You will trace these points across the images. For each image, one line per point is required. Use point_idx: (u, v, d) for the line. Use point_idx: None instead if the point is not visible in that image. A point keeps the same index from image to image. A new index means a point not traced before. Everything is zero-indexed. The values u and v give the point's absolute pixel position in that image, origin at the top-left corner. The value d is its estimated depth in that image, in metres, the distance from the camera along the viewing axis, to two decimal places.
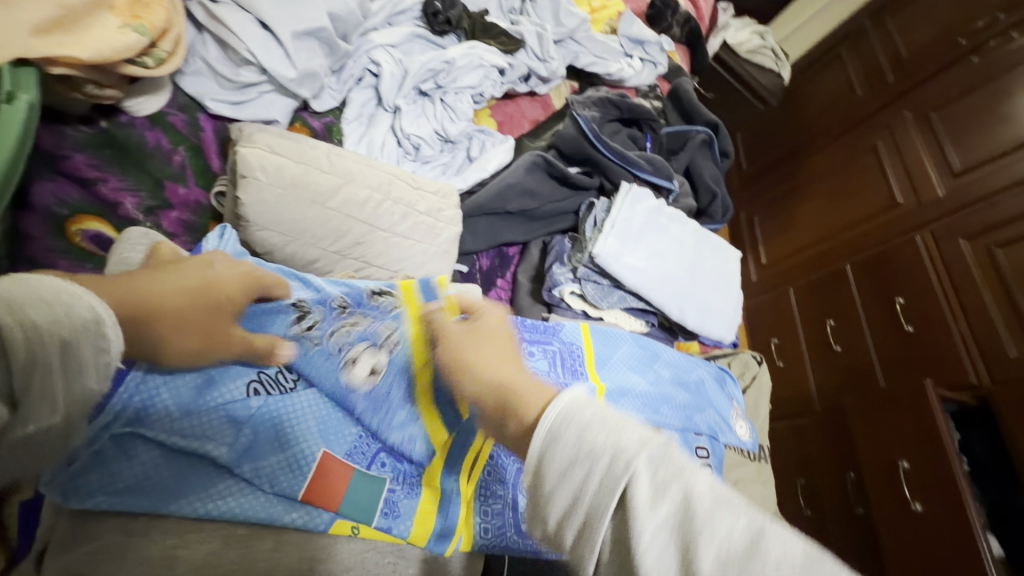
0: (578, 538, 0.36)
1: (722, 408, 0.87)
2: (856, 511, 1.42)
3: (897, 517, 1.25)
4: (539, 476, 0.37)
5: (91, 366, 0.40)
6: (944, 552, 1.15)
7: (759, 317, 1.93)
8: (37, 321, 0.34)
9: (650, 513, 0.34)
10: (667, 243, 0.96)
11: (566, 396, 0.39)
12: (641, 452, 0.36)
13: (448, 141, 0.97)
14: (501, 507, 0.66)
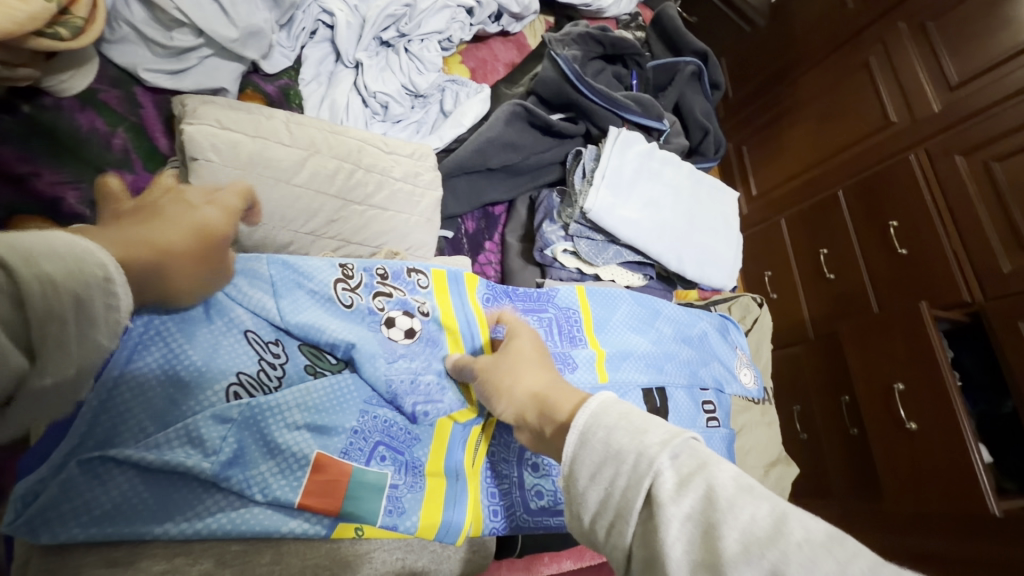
0: (611, 531, 0.41)
1: (726, 359, 0.87)
2: (849, 432, 1.47)
3: (890, 435, 1.29)
4: (573, 479, 0.43)
5: (109, 322, 0.39)
6: (936, 465, 1.20)
7: (750, 250, 1.92)
8: (52, 274, 0.35)
9: (675, 502, 0.38)
10: (661, 190, 0.91)
11: (592, 405, 0.45)
12: (663, 450, 0.41)
13: (419, 96, 0.90)
14: (508, 488, 0.70)
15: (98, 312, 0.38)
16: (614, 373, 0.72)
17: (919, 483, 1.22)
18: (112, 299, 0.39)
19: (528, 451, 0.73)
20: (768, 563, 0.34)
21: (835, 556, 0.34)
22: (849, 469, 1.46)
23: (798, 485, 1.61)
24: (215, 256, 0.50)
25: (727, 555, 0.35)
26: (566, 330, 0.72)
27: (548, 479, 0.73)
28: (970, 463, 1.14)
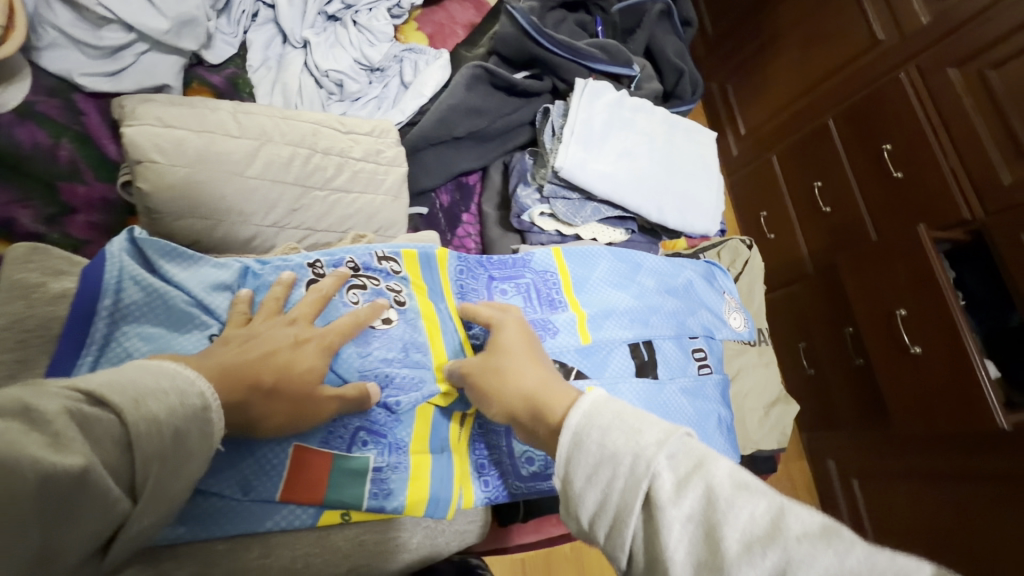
0: (610, 532, 0.40)
1: (715, 305, 0.86)
2: (854, 363, 1.49)
3: (895, 360, 1.29)
4: (573, 483, 0.43)
5: (191, 462, 0.41)
6: (942, 386, 1.20)
7: (743, 191, 1.88)
8: (157, 413, 0.38)
9: (677, 505, 0.37)
10: (635, 139, 0.89)
11: (587, 407, 0.45)
12: (660, 451, 0.40)
13: (375, 70, 0.87)
14: (499, 459, 0.71)
15: (186, 449, 0.40)
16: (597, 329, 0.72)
17: (926, 405, 1.23)
18: (201, 438, 0.41)
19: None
20: (771, 563, 0.34)
21: (833, 549, 0.34)
22: (859, 396, 1.49)
23: (809, 418, 1.65)
24: (312, 399, 0.52)
25: (730, 555, 0.35)
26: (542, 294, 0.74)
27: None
28: (977, 379, 1.14)
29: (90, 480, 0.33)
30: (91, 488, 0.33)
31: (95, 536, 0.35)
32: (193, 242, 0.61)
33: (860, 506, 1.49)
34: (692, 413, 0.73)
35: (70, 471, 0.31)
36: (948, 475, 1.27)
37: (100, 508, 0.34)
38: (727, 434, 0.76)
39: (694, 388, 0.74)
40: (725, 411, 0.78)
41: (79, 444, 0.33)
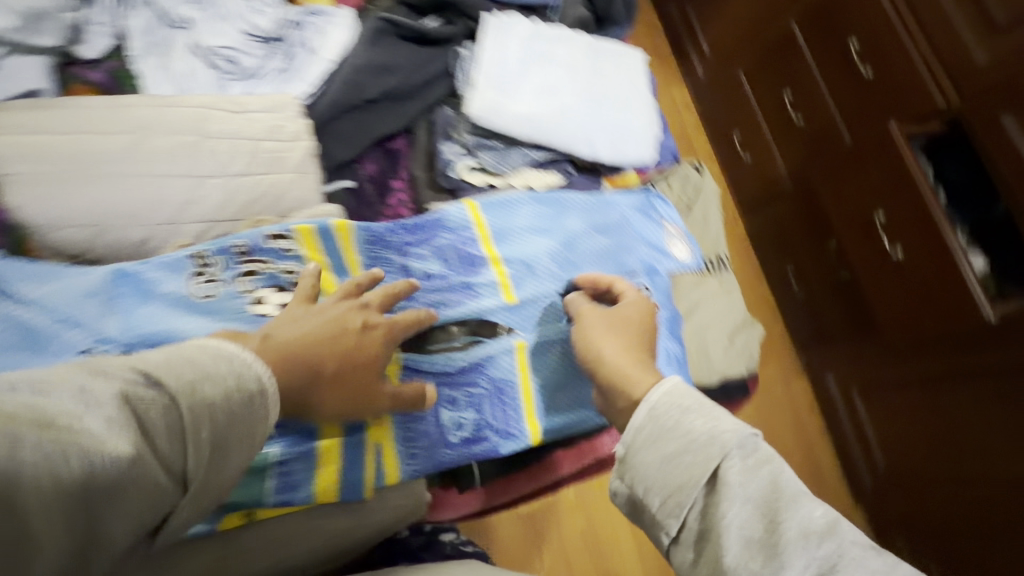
0: (669, 500, 0.50)
1: (657, 236, 0.86)
2: (840, 276, 1.46)
3: (877, 265, 1.30)
4: (642, 447, 0.53)
5: (240, 441, 0.45)
6: (925, 286, 1.19)
7: (715, 114, 1.81)
8: (209, 397, 0.42)
9: (740, 486, 0.48)
10: (555, 75, 0.92)
11: (662, 388, 0.56)
12: (733, 438, 0.51)
13: (269, 40, 0.86)
14: (427, 434, 0.70)
15: (234, 428, 0.44)
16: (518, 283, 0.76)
17: (914, 310, 1.23)
18: (252, 420, 0.46)
19: (443, 390, 0.72)
20: (823, 554, 0.45)
21: (883, 559, 0.45)
22: (845, 309, 1.47)
23: (806, 337, 1.64)
24: (367, 378, 0.60)
25: (786, 537, 0.45)
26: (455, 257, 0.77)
27: (467, 411, 0.72)
28: (957, 272, 1.12)
29: (146, 460, 0.37)
30: (144, 468, 0.37)
31: (155, 511, 0.39)
32: (80, 252, 0.66)
33: (862, 415, 1.49)
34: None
35: (129, 451, 0.35)
36: (943, 374, 1.26)
37: (159, 483, 0.38)
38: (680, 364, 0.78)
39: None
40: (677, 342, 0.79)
41: (139, 427, 0.37)
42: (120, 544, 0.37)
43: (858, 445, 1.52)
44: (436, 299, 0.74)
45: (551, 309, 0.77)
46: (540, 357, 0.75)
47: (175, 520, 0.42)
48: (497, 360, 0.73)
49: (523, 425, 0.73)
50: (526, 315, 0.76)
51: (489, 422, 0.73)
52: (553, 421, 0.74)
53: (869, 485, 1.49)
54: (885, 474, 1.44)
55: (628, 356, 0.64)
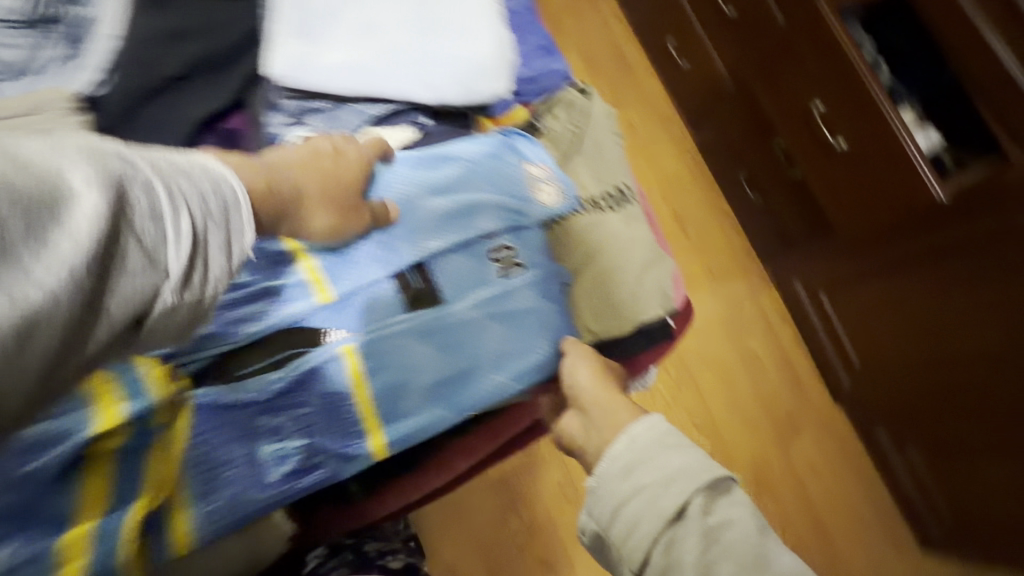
0: (635, 532, 0.56)
1: (512, 179, 0.75)
2: (792, 177, 1.37)
3: (821, 159, 1.21)
4: (614, 479, 0.59)
5: (214, 251, 0.47)
6: (871, 175, 1.11)
7: (646, 21, 1.65)
8: (181, 188, 0.45)
9: (703, 525, 0.54)
10: (377, 12, 0.83)
11: (647, 424, 0.62)
12: (704, 483, 0.56)
13: (34, 26, 0.74)
14: (236, 474, 0.58)
15: (208, 233, 0.46)
16: (337, 279, 0.65)
17: (867, 202, 1.15)
18: (224, 229, 0.48)
19: (260, 417, 0.60)
20: None
21: None
22: (801, 211, 1.40)
23: (767, 246, 1.56)
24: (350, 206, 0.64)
25: None
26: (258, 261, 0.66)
27: (294, 437, 0.61)
28: (904, 155, 1.04)
29: (124, 234, 0.39)
30: (120, 244, 0.39)
31: (144, 296, 0.41)
32: None
33: (831, 317, 1.43)
34: (492, 326, 0.67)
35: (107, 217, 0.38)
36: (902, 263, 1.20)
37: (138, 264, 0.40)
38: (550, 329, 0.70)
39: (489, 297, 0.68)
40: (545, 303, 0.70)
41: (120, 202, 0.40)
42: (112, 322, 0.39)
43: (832, 348, 1.46)
44: (235, 318, 0.63)
45: (382, 300, 0.66)
46: (375, 361, 0.63)
47: (165, 324, 0.44)
48: (324, 374, 0.62)
49: (363, 440, 0.63)
50: (349, 314, 0.64)
51: (320, 445, 0.62)
52: (402, 430, 0.64)
53: (847, 386, 1.45)
54: (860, 372, 1.39)
55: (611, 402, 0.67)
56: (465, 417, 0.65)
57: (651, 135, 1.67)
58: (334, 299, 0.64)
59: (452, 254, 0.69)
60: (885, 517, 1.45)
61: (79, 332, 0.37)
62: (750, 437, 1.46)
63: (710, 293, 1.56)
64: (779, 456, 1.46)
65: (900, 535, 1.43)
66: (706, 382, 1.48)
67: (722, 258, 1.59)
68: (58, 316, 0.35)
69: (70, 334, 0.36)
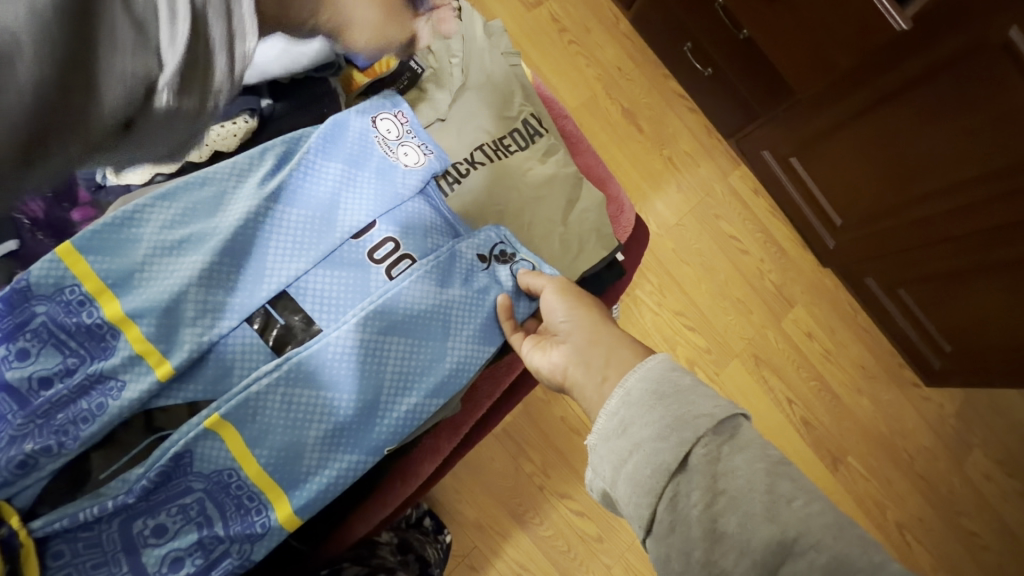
0: (636, 488, 0.44)
1: (372, 165, 0.64)
2: (739, 38, 1.23)
3: (769, 12, 1.06)
4: (608, 435, 0.48)
5: (215, 44, 0.32)
6: (824, 18, 0.98)
7: None
8: None
9: (708, 476, 0.42)
10: None
11: (644, 368, 0.50)
12: (710, 425, 0.44)
13: None
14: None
15: (210, 13, 0.31)
16: (174, 345, 0.53)
17: (821, 50, 1.02)
18: (225, 18, 0.32)
19: (134, 522, 0.51)
20: (794, 553, 0.38)
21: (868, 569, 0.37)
22: (753, 77, 1.27)
23: (726, 120, 1.43)
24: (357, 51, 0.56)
25: (760, 547, 0.39)
26: (75, 340, 0.52)
27: (184, 533, 0.52)
28: None
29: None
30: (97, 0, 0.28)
31: (128, 85, 0.29)
32: None
33: (803, 180, 1.34)
34: (390, 343, 0.58)
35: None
36: (868, 108, 1.09)
37: (123, 33, 0.29)
38: (462, 326, 0.61)
39: (376, 309, 0.57)
40: (449, 298, 0.60)
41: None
42: (103, 113, 0.29)
43: (810, 211, 1.39)
44: (64, 423, 0.50)
45: (239, 351, 0.56)
46: (252, 422, 0.53)
47: (164, 133, 0.33)
48: (197, 452, 0.52)
49: (266, 514, 0.53)
50: (209, 380, 0.55)
51: (217, 534, 0.53)
52: (312, 491, 0.55)
53: (832, 246, 1.40)
54: (844, 230, 1.34)
55: (596, 342, 0.56)
56: (378, 451, 0.57)
57: (582, 23, 1.47)
58: (177, 370, 0.53)
59: (318, 271, 0.59)
60: (887, 363, 1.46)
61: (56, 111, 0.27)
62: (743, 321, 1.42)
63: (676, 185, 1.45)
64: (777, 332, 1.43)
65: (903, 376, 1.46)
66: (686, 277, 1.42)
67: (683, 143, 1.47)
68: (25, 77, 0.25)
69: (40, 108, 0.26)
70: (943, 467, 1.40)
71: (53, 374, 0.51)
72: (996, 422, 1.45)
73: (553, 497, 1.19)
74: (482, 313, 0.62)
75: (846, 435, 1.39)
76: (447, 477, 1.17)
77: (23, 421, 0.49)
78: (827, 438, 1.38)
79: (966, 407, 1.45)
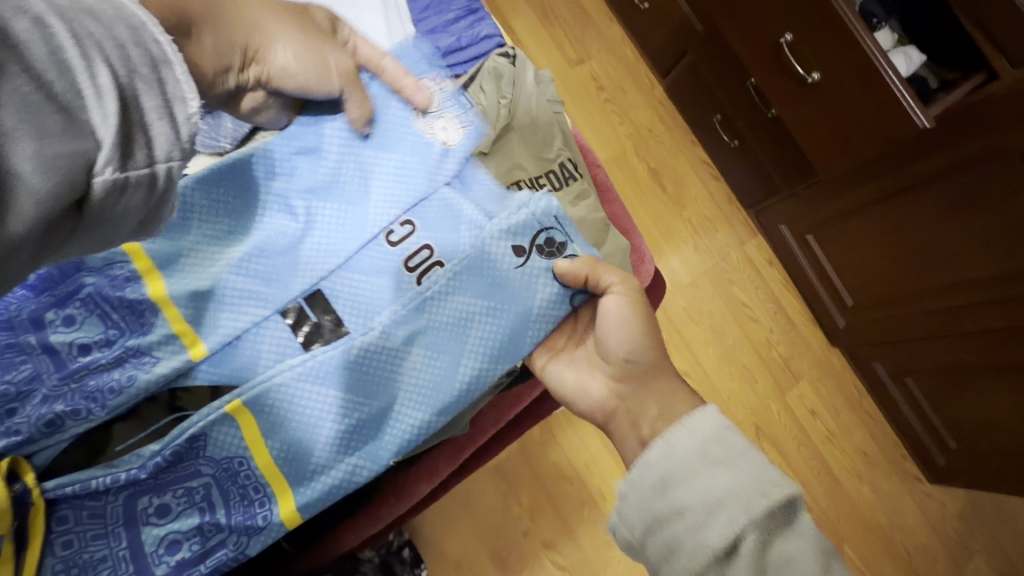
0: (672, 555, 0.49)
1: (410, 154, 0.65)
2: (766, 116, 1.27)
3: (799, 95, 1.09)
4: (643, 483, 0.52)
5: (151, 115, 0.40)
6: (852, 108, 1.01)
7: None
8: (99, 39, 0.37)
9: (748, 560, 0.46)
10: None
11: (689, 430, 0.53)
12: (759, 510, 0.47)
13: None
14: (112, 569, 0.53)
15: (138, 96, 0.39)
16: (210, 328, 0.58)
17: (847, 136, 1.05)
18: (158, 91, 0.40)
19: (140, 498, 0.54)
20: None
21: None
22: (778, 154, 1.31)
23: (749, 190, 1.47)
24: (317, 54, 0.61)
25: None
26: (116, 313, 0.57)
27: (185, 516, 0.55)
28: (882, 81, 0.93)
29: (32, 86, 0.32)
30: (23, 91, 0.32)
31: (76, 163, 0.34)
32: None
33: (819, 258, 1.37)
34: (409, 353, 0.59)
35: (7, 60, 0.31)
36: (888, 195, 1.12)
37: (57, 122, 0.33)
38: (477, 345, 0.60)
39: (399, 321, 0.59)
40: (469, 314, 0.61)
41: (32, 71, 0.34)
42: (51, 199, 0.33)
43: (822, 288, 1.40)
44: (93, 390, 0.54)
45: (270, 345, 0.59)
46: (269, 415, 0.56)
47: (116, 204, 0.38)
48: (211, 437, 0.54)
49: (268, 508, 0.55)
50: (233, 369, 0.58)
51: (218, 520, 0.55)
52: (315, 490, 0.56)
53: (842, 326, 1.40)
54: (854, 311, 1.35)
55: (641, 390, 0.60)
56: (385, 461, 0.58)
57: (620, 84, 1.54)
58: (210, 353, 0.58)
59: (347, 274, 0.62)
60: (890, 452, 1.43)
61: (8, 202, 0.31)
62: (747, 389, 1.41)
63: (693, 246, 1.48)
64: (780, 405, 1.41)
65: (905, 468, 1.42)
66: (694, 338, 1.42)
67: (703, 209, 1.50)
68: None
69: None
70: (942, 568, 1.35)
71: (93, 342, 0.56)
72: (1000, 530, 1.40)
73: (536, 545, 1.15)
74: (501, 330, 0.61)
75: (843, 521, 1.35)
76: (432, 508, 1.14)
77: (61, 381, 0.54)
78: (822, 522, 1.34)
79: (971, 510, 1.41)
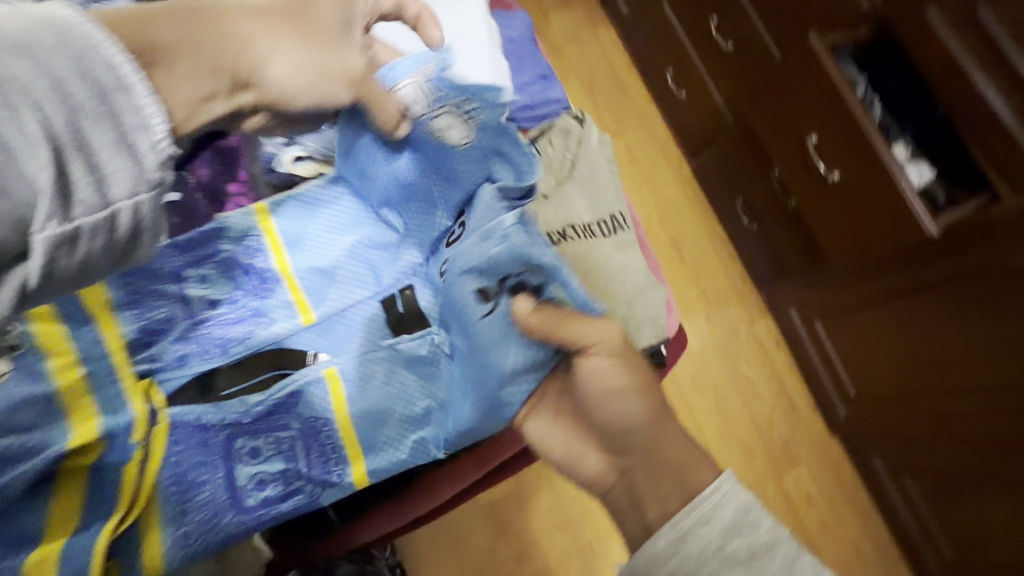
0: None
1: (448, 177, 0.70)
2: (788, 206, 1.36)
3: (819, 191, 1.18)
4: (658, 559, 0.51)
5: (105, 153, 0.39)
6: (867, 208, 1.09)
7: (648, 49, 1.64)
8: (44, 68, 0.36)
9: None
10: None
11: (716, 501, 0.52)
12: None
13: None
14: (212, 493, 0.69)
15: (92, 140, 0.39)
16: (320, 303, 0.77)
17: (860, 233, 1.14)
18: (113, 126, 0.39)
19: (236, 439, 0.70)
20: None
21: None
22: (796, 242, 1.39)
23: (764, 273, 1.55)
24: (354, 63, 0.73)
25: None
26: (243, 275, 0.76)
27: (273, 459, 0.71)
28: (897, 190, 1.01)
29: None
30: None
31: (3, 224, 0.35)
32: None
33: (826, 346, 1.42)
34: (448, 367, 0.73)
35: None
36: (896, 294, 1.19)
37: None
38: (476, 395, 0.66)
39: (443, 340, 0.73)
40: (460, 355, 0.69)
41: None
42: None
43: (826, 376, 1.45)
44: (220, 337, 0.74)
45: (368, 324, 0.76)
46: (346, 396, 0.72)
47: (57, 253, 0.38)
48: (308, 396, 0.72)
49: (343, 469, 0.73)
50: (337, 339, 0.76)
51: (300, 470, 0.72)
52: (379, 460, 0.74)
53: (844, 416, 1.43)
54: (857, 402, 1.38)
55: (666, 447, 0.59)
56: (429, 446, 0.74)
57: (652, 160, 1.67)
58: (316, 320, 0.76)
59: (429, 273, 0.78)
60: (881, 552, 1.42)
61: None
62: (744, 464, 1.43)
63: (705, 317, 1.55)
64: (775, 486, 1.43)
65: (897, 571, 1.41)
66: (698, 405, 1.46)
67: (718, 284, 1.58)
68: None
69: None
70: None
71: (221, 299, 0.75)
72: None
73: None
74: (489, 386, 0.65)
75: None
76: (424, 534, 1.15)
77: (192, 325, 0.73)
78: None
79: None
